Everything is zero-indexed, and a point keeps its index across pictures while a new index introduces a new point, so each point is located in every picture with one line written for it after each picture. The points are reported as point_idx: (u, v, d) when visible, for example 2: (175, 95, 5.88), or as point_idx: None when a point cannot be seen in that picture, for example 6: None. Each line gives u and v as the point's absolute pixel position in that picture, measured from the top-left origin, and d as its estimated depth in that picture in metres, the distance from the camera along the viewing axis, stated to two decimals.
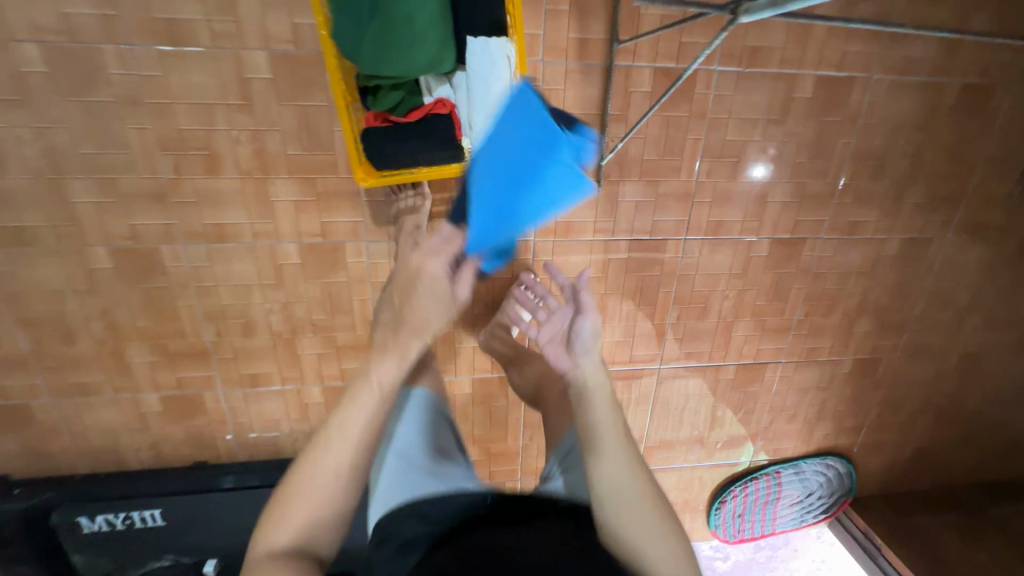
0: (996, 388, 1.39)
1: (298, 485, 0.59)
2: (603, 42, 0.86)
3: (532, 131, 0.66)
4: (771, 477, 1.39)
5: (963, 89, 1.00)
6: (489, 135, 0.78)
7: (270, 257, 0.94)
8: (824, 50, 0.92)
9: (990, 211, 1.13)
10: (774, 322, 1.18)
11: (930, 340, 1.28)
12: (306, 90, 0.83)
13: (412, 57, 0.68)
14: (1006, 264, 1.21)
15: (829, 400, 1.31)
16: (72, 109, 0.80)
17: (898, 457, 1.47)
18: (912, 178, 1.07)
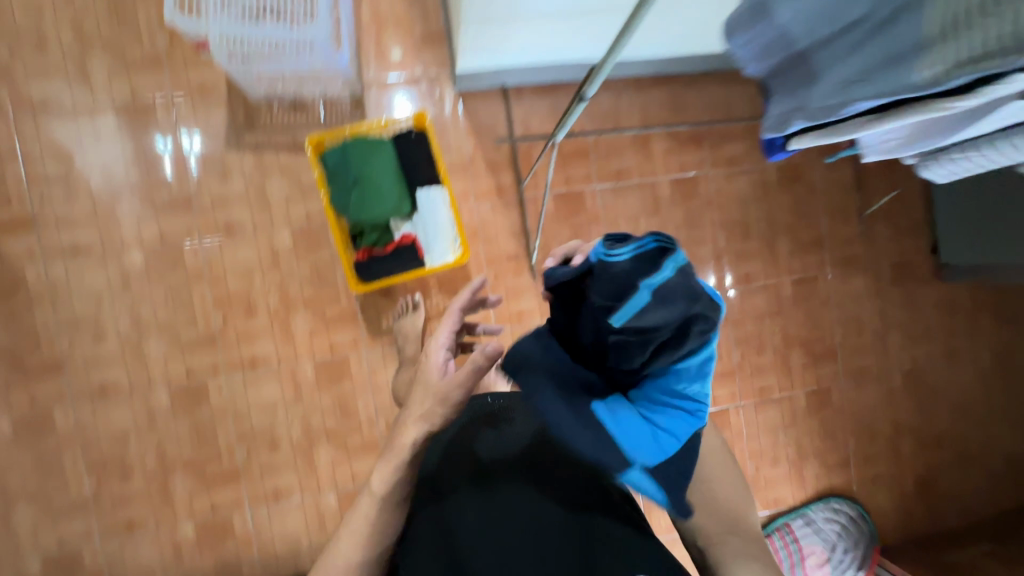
0: (954, 400, 1.50)
1: (357, 508, 0.64)
2: (513, 184, 1.27)
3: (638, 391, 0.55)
4: (784, 532, 1.39)
5: (779, 168, 1.39)
6: (438, 247, 1.12)
7: (291, 376, 1.20)
8: (668, 162, 1.34)
9: (852, 247, 1.43)
10: (716, 367, 1.37)
11: (866, 363, 1.45)
12: (315, 248, 1.19)
13: (381, 204, 1.08)
14: (891, 287, 1.46)
15: (801, 436, 1.42)
16: (157, 288, 1.15)
17: (903, 490, 1.48)
18: (776, 234, 1.40)
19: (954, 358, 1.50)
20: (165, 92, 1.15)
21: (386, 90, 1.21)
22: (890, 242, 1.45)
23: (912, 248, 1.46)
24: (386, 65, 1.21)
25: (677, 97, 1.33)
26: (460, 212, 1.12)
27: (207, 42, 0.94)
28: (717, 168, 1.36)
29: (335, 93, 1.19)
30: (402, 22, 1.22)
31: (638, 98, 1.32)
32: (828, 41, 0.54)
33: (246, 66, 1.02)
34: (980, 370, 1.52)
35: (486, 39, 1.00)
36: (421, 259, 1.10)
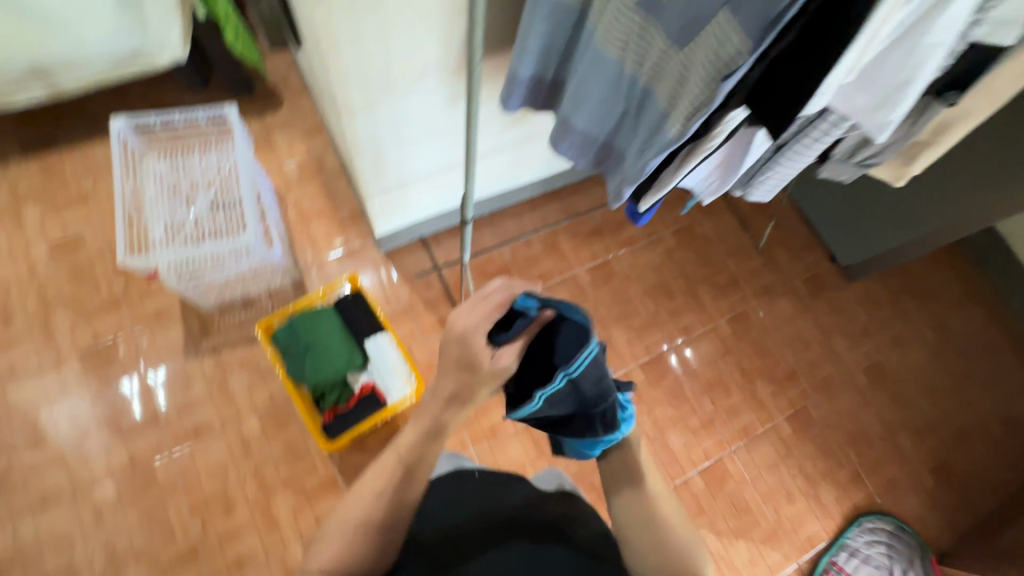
0: (928, 381, 1.53)
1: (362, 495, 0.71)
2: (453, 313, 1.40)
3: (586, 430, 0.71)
4: (835, 573, 1.31)
5: (674, 232, 1.59)
6: (395, 387, 1.19)
7: (281, 565, 1.14)
8: (580, 255, 1.52)
9: (765, 276, 1.59)
10: (693, 421, 1.41)
11: (827, 373, 1.51)
12: (283, 425, 1.24)
13: (334, 365, 1.17)
14: (816, 297, 1.58)
15: (802, 464, 1.41)
16: (133, 515, 1.15)
17: (928, 488, 1.44)
18: (696, 284, 1.54)
19: (907, 342, 1.57)
20: (124, 328, 1.27)
21: (323, 268, 1.39)
22: (795, 262, 1.61)
23: (817, 260, 1.62)
24: (318, 249, 1.41)
25: (568, 204, 1.56)
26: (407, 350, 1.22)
27: (156, 274, 1.09)
28: (622, 247, 1.54)
29: (277, 284, 1.35)
30: (324, 213, 1.44)
31: (536, 213, 1.54)
32: (616, 130, 0.76)
33: (193, 284, 1.17)
34: (939, 343, 1.57)
35: (390, 205, 1.21)
36: (382, 403, 1.17)
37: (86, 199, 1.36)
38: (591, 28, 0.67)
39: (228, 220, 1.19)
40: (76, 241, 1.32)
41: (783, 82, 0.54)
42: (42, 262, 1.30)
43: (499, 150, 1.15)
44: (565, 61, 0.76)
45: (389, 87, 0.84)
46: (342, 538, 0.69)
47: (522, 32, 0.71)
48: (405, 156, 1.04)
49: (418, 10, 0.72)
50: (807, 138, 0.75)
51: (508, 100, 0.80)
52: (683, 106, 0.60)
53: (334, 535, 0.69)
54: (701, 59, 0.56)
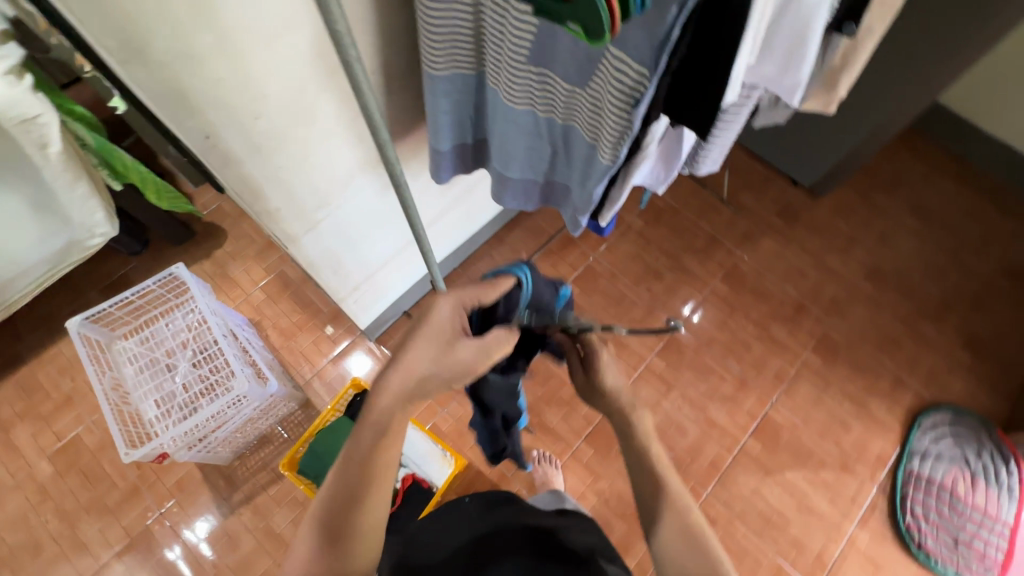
0: (928, 263, 1.54)
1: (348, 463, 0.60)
2: None
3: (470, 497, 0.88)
4: (915, 481, 1.32)
5: (640, 213, 1.58)
6: (435, 470, 1.21)
7: None
8: (561, 269, 1.51)
9: (740, 223, 1.58)
10: (727, 388, 1.40)
11: (834, 293, 1.51)
12: None
13: None
14: (797, 225, 1.58)
15: (844, 388, 1.41)
16: None
17: (969, 366, 1.44)
18: (678, 255, 1.53)
19: (895, 235, 1.57)
20: (153, 513, 1.24)
21: (323, 377, 1.38)
22: (762, 198, 1.61)
23: (783, 189, 1.62)
24: (311, 363, 1.39)
25: (531, 226, 1.56)
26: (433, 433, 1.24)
27: (164, 453, 1.07)
28: (598, 246, 1.54)
29: (285, 413, 1.32)
30: (304, 325, 1.43)
31: (505, 247, 1.54)
32: (552, 167, 0.76)
33: (206, 449, 1.14)
34: (925, 226, 1.58)
35: (365, 298, 1.19)
36: (428, 490, 1.19)
37: (71, 401, 1.33)
38: (492, 89, 0.67)
39: (214, 374, 1.18)
40: (75, 445, 1.29)
41: (693, 85, 0.54)
42: (49, 479, 1.26)
43: (447, 212, 1.13)
44: (480, 121, 0.76)
45: (323, 204, 0.83)
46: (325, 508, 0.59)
47: (430, 113, 0.71)
48: (361, 253, 1.02)
49: (326, 131, 0.71)
50: (718, 127, 0.76)
51: (439, 174, 0.81)
52: (606, 138, 0.60)
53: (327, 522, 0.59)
54: (607, 94, 0.55)
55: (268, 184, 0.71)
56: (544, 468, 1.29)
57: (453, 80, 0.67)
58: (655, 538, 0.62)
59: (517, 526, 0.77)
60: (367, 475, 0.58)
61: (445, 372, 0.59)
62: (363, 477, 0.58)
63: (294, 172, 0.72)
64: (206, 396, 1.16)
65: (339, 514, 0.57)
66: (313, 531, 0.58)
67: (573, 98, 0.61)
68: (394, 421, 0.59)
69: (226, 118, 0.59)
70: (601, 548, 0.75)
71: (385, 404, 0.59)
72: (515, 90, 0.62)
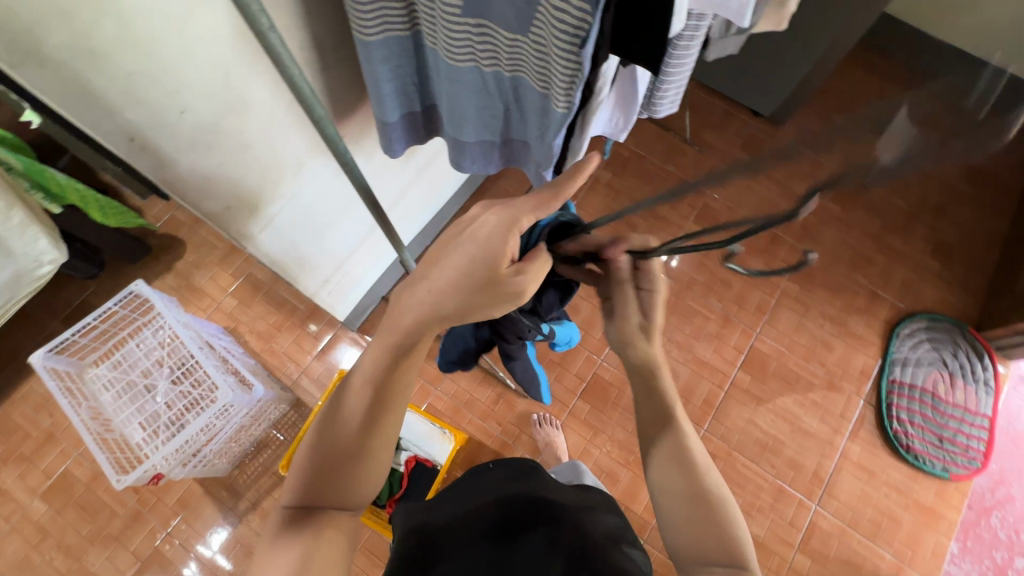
0: (891, 176, 1.56)
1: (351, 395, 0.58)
2: None
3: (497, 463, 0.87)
4: (899, 388, 1.38)
5: (607, 165, 1.56)
6: (437, 449, 1.22)
7: None
8: None
9: (706, 161, 1.57)
10: (712, 326, 1.42)
11: (804, 219, 1.52)
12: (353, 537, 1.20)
13: None
14: (762, 155, 1.58)
15: (823, 310, 1.44)
16: None
17: (938, 271, 1.48)
18: (649, 202, 1.52)
19: None
20: (160, 534, 1.23)
21: (311, 373, 1.35)
22: (724, 133, 1.60)
23: (744, 121, 1.61)
24: (296, 361, 1.36)
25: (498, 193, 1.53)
26: (428, 414, 1.24)
27: (159, 474, 1.04)
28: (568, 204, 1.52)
29: (278, 415, 1.30)
30: (283, 325, 1.39)
31: None
32: (507, 125, 0.73)
33: (203, 463, 1.12)
34: None
35: (339, 288, 1.16)
36: (432, 468, 1.21)
37: (53, 437, 1.29)
38: (431, 49, 0.63)
39: (195, 387, 1.15)
40: (66, 479, 1.26)
41: (638, 12, 0.51)
42: (46, 517, 1.23)
43: (409, 188, 1.09)
44: (425, 87, 0.72)
45: (276, 196, 0.79)
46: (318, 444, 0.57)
47: (371, 84, 0.67)
48: (327, 242, 0.98)
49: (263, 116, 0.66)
50: (671, 65, 0.75)
51: (392, 148, 0.78)
52: (558, 85, 0.57)
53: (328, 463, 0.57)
54: (551, 38, 0.52)
55: (211, 181, 0.67)
56: (544, 430, 1.30)
57: (388, 44, 0.63)
58: (657, 481, 0.61)
59: (542, 500, 0.75)
60: (377, 400, 0.57)
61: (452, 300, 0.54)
62: (375, 404, 0.57)
63: (236, 165, 0.68)
64: (192, 411, 1.13)
65: (344, 440, 0.56)
66: (314, 447, 0.57)
67: (517, 46, 0.58)
68: (408, 351, 0.57)
69: (148, 116, 0.55)
70: (623, 532, 0.75)
71: (409, 328, 0.56)
72: (455, 46, 0.59)
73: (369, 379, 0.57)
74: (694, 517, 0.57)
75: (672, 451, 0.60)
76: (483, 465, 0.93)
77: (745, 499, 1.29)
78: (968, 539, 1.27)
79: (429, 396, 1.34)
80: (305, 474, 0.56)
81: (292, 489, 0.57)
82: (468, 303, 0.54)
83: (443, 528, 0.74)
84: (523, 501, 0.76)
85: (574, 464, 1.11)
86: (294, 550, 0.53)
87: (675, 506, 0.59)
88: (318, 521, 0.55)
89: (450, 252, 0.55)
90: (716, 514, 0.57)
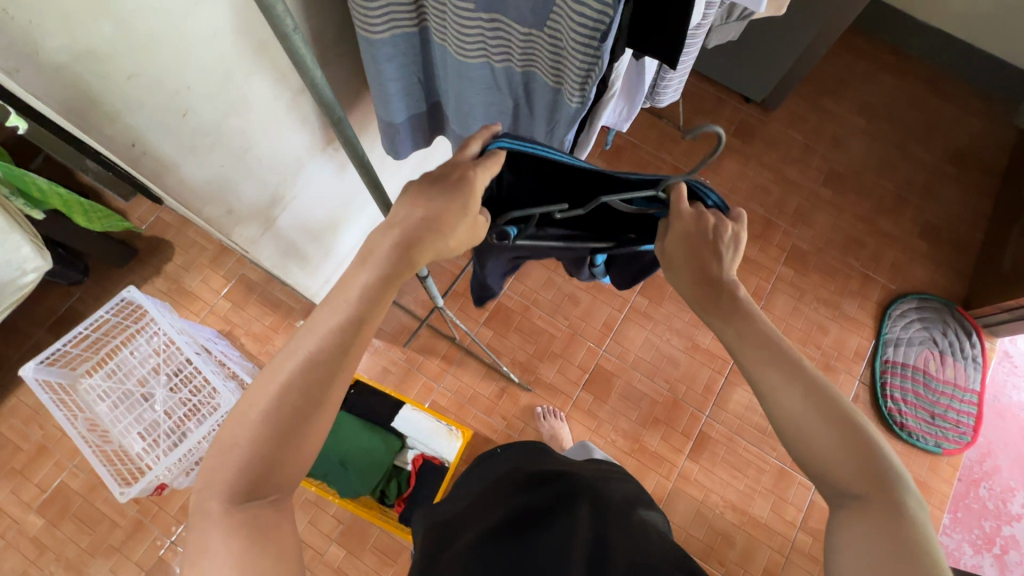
0: (881, 159, 1.58)
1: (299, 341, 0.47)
2: (452, 345, 1.36)
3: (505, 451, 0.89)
4: (892, 368, 1.41)
5: (601, 155, 1.55)
6: (443, 445, 1.22)
7: None
8: None
9: (699, 149, 1.57)
10: None
11: (797, 204, 1.54)
12: (361, 537, 1.20)
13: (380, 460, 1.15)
14: (754, 142, 1.59)
15: (818, 295, 1.47)
16: None
17: (927, 252, 1.51)
18: None
19: (848, 136, 1.60)
20: (163, 543, 1.21)
21: None
22: (716, 120, 1.60)
23: (736, 108, 1.61)
24: None
25: None
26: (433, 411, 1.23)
27: (162, 485, 1.03)
28: None
29: None
30: (279, 326, 1.37)
31: None
32: (515, 121, 0.71)
33: None
34: (874, 123, 1.61)
35: None
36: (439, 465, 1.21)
37: (46, 450, 1.25)
38: (439, 45, 0.61)
39: (195, 394, 1.12)
40: (62, 492, 1.23)
41: (658, 9, 0.50)
42: (43, 532, 1.20)
43: (406, 184, 1.07)
44: (429, 83, 0.70)
45: (277, 197, 0.76)
46: (257, 407, 0.46)
47: (376, 83, 0.65)
48: (327, 241, 0.96)
49: (264, 117, 0.64)
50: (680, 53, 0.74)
51: (396, 149, 0.76)
52: (571, 80, 0.57)
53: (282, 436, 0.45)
54: (568, 32, 0.51)
55: (213, 185, 0.65)
56: (549, 422, 1.31)
57: (395, 41, 0.61)
58: (766, 390, 0.50)
59: (554, 472, 0.74)
60: (341, 353, 0.47)
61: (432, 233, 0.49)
62: (337, 359, 0.47)
63: (237, 168, 0.66)
64: (192, 418, 1.11)
65: (298, 402, 0.46)
66: (257, 414, 0.45)
67: (531, 42, 0.56)
68: (376, 298, 0.49)
69: (147, 119, 0.52)
70: (639, 497, 0.77)
71: (389, 264, 0.49)
72: (467, 42, 0.57)
73: (334, 331, 0.47)
74: (820, 428, 0.47)
75: (778, 358, 0.50)
76: (492, 453, 0.93)
77: (746, 482, 1.31)
78: (960, 509, 1.32)
79: (431, 392, 1.33)
80: (241, 447, 0.45)
81: (223, 471, 0.44)
82: (428, 244, 0.50)
83: (461, 513, 0.74)
84: (534, 474, 0.75)
85: (582, 446, 1.15)
86: (236, 546, 0.42)
87: (793, 423, 0.48)
88: (261, 511, 0.45)
89: (437, 201, 0.49)
90: (844, 426, 0.46)
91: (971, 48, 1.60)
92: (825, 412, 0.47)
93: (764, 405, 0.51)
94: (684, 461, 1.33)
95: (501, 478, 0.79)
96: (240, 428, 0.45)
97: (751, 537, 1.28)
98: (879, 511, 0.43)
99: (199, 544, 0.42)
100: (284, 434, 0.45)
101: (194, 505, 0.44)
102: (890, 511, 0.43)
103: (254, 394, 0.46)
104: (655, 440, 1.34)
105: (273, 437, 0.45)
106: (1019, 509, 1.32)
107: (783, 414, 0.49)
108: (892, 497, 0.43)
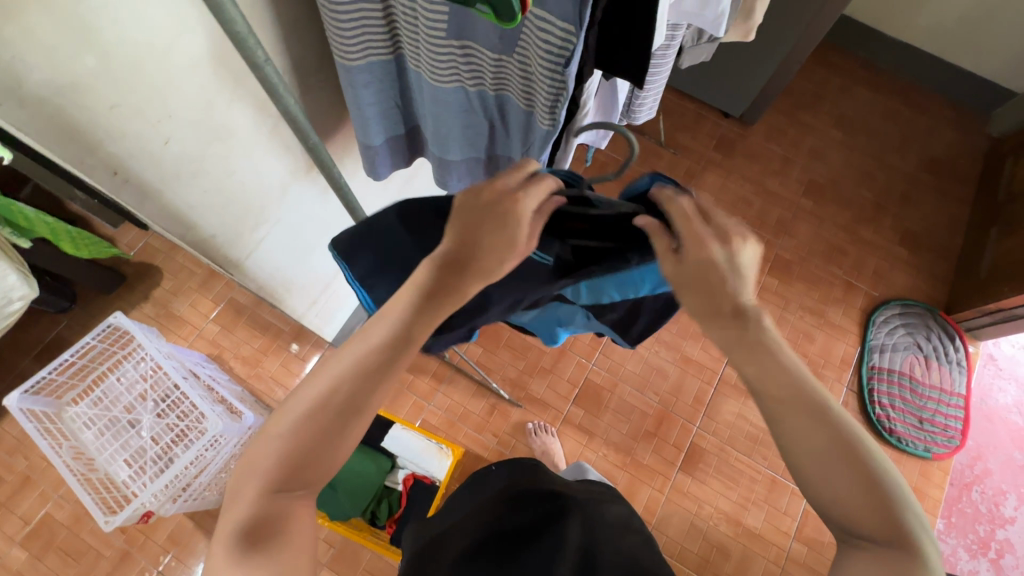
0: (858, 169, 1.62)
1: (347, 359, 0.48)
2: (442, 363, 1.36)
3: (496, 468, 0.88)
4: (878, 374, 1.43)
5: (586, 172, 1.58)
6: (434, 465, 1.22)
7: None
8: None
9: (681, 164, 1.61)
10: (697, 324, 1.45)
11: (779, 215, 1.57)
12: (352, 561, 1.18)
13: None
14: (735, 155, 1.62)
15: (802, 303, 1.49)
16: None
17: (908, 259, 1.54)
18: None
19: (826, 148, 1.64)
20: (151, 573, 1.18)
21: None
22: (697, 136, 1.64)
23: (715, 123, 1.65)
24: (284, 384, 1.34)
25: None
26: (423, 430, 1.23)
27: (149, 512, 1.01)
28: None
29: None
30: (269, 348, 1.37)
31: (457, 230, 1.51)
32: (492, 142, 0.74)
33: (197, 496, 1.08)
34: (851, 135, 1.66)
35: (326, 309, 1.15)
36: (430, 484, 1.20)
37: (31, 480, 1.24)
38: (414, 71, 0.63)
39: (183, 418, 1.11)
40: (47, 523, 1.21)
41: (622, 32, 0.53)
42: (27, 566, 1.18)
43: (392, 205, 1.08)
44: (409, 107, 0.73)
45: (262, 219, 0.77)
46: (300, 409, 0.47)
47: (355, 108, 0.67)
48: (313, 264, 0.97)
49: (248, 143, 0.65)
50: (651, 72, 0.76)
51: (378, 172, 0.78)
52: (542, 103, 0.59)
53: (322, 437, 0.47)
54: (535, 57, 0.54)
55: (200, 211, 0.66)
56: (541, 438, 1.31)
57: (371, 68, 0.63)
58: (784, 432, 0.49)
59: (545, 493, 0.74)
60: (387, 365, 0.48)
61: (488, 250, 0.46)
62: (383, 369, 0.48)
63: (222, 193, 0.67)
64: (180, 443, 1.10)
65: (339, 408, 0.47)
66: (298, 412, 0.47)
67: (502, 67, 0.59)
68: (424, 318, 0.48)
69: (131, 147, 0.53)
70: (629, 519, 0.77)
71: (450, 284, 0.47)
72: (440, 68, 0.59)
73: (362, 353, 0.48)
74: (837, 470, 0.47)
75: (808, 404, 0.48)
76: (487, 468, 0.90)
77: (739, 493, 1.31)
78: (953, 514, 1.32)
79: (421, 411, 1.33)
80: (277, 442, 0.47)
81: (262, 460, 0.47)
82: (478, 266, 0.47)
83: (447, 534, 0.73)
84: (527, 492, 0.74)
85: (575, 463, 1.14)
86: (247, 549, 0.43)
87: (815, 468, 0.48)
88: (288, 503, 0.46)
89: (485, 225, 0.46)
90: (865, 471, 0.47)
91: (941, 61, 1.66)
92: (848, 458, 0.47)
93: (784, 446, 0.50)
94: (677, 473, 1.32)
95: (493, 496, 0.77)
96: (282, 424, 0.47)
97: (746, 549, 1.27)
98: (891, 560, 0.44)
99: (224, 532, 0.45)
100: (328, 434, 0.47)
101: (233, 486, 0.47)
102: (896, 559, 0.44)
103: (305, 401, 0.47)
104: (648, 453, 1.34)
105: (315, 435, 0.47)
106: (1012, 513, 1.32)
107: (801, 456, 0.49)
108: (903, 542, 0.44)
